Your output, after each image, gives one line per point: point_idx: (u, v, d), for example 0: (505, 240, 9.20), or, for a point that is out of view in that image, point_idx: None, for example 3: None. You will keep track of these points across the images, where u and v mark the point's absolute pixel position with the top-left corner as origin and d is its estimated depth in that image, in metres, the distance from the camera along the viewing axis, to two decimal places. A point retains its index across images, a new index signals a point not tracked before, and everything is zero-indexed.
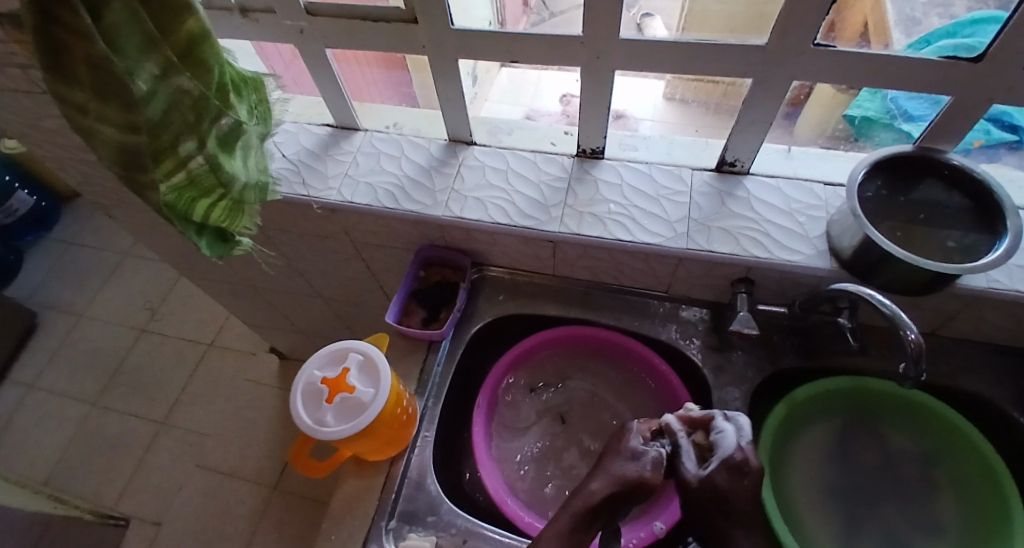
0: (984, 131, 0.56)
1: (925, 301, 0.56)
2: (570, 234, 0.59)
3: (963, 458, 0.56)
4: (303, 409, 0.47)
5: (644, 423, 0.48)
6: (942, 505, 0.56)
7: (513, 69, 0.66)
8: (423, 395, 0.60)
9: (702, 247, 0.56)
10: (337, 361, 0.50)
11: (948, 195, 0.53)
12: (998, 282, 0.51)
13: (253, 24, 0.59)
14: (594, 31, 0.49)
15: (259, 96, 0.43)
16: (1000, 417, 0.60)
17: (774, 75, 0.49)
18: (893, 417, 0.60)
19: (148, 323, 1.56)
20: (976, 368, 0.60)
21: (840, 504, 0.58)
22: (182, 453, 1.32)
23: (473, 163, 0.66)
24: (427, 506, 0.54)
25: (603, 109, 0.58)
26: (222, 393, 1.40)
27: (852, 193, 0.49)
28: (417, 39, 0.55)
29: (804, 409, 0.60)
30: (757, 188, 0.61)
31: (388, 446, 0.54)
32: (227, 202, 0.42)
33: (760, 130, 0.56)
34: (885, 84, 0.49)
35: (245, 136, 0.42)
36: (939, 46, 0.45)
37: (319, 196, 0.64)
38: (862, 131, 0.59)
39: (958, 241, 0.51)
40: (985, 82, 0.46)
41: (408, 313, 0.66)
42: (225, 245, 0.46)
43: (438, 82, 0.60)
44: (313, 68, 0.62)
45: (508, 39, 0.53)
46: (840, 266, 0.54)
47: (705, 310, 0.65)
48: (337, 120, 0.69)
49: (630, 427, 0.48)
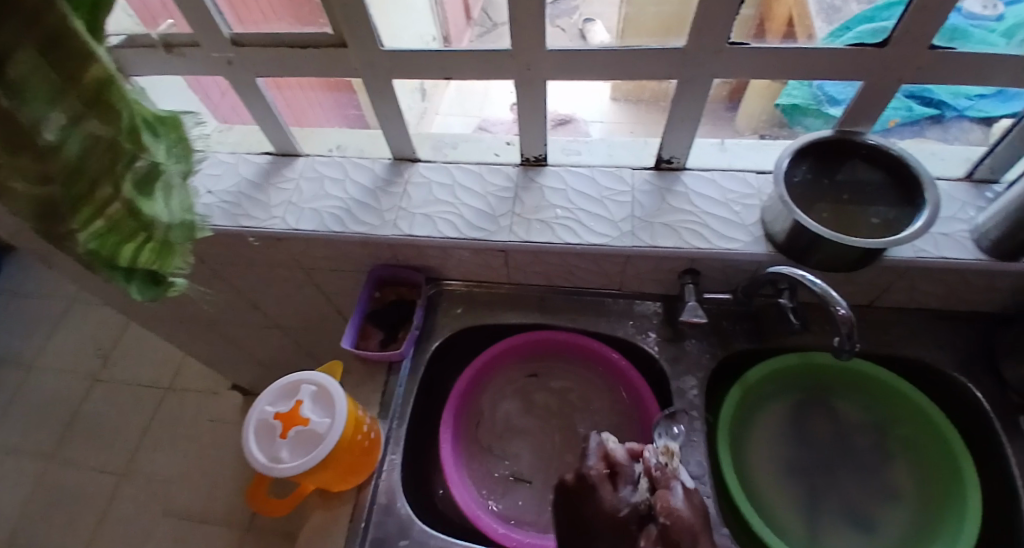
0: (904, 108, 0.59)
1: (858, 276, 0.59)
2: (520, 242, 0.60)
3: (911, 423, 0.60)
4: (257, 447, 0.45)
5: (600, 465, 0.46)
6: (897, 470, 0.59)
7: (460, 82, 0.66)
8: (387, 418, 0.60)
9: (646, 244, 0.58)
10: (290, 394, 0.49)
11: (870, 173, 0.56)
12: (924, 251, 0.55)
13: (179, 58, 0.57)
14: (522, 43, 0.50)
15: (180, 135, 0.41)
16: (942, 379, 0.63)
17: (698, 73, 0.51)
18: (844, 391, 0.63)
19: (103, 370, 1.49)
20: (915, 335, 0.64)
21: (802, 478, 0.60)
22: (148, 501, 1.26)
23: (419, 179, 0.66)
24: (398, 529, 0.54)
25: (541, 117, 0.59)
26: (187, 435, 1.35)
27: (778, 180, 0.52)
28: (349, 62, 0.55)
29: (760, 389, 0.62)
30: (694, 181, 0.63)
31: (352, 474, 0.53)
32: (153, 244, 0.40)
33: (690, 127, 0.58)
34: (801, 74, 0.51)
35: (165, 177, 0.40)
36: (858, 32, 0.48)
37: (262, 225, 0.63)
38: (792, 118, 0.62)
39: (882, 217, 0.54)
40: (889, 67, 0.49)
41: (366, 336, 0.65)
42: (157, 287, 0.45)
43: (375, 102, 0.60)
44: (247, 97, 0.61)
45: (442, 56, 0.53)
46: (775, 250, 0.56)
47: (659, 304, 0.67)
48: (276, 147, 0.68)
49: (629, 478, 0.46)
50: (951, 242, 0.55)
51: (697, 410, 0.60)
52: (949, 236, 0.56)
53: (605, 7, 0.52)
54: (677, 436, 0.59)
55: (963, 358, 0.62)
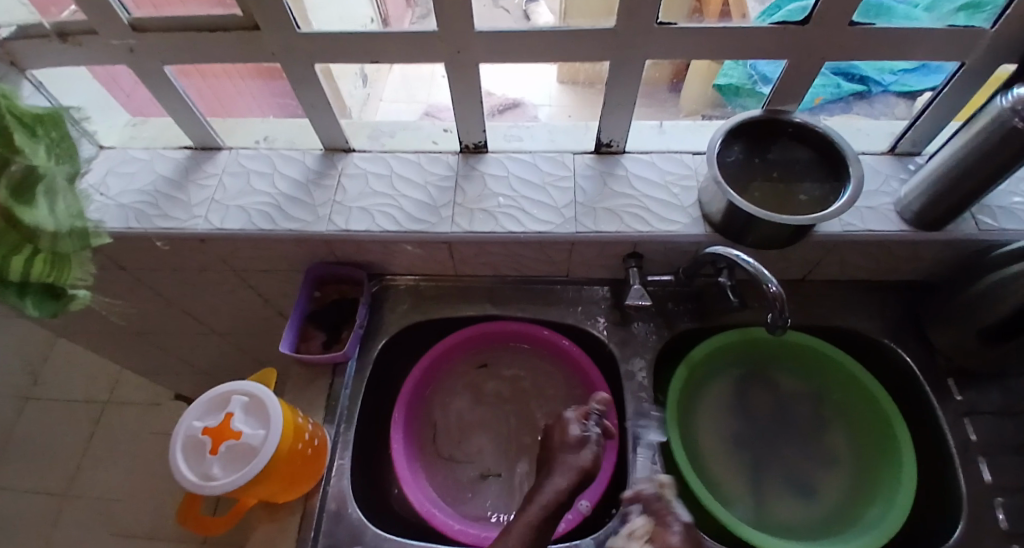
0: (833, 86, 0.62)
1: (792, 252, 0.61)
2: (462, 233, 0.58)
3: (845, 390, 0.63)
4: (184, 466, 0.42)
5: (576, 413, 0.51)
6: (834, 435, 0.63)
7: (403, 66, 0.63)
8: (333, 422, 0.58)
9: (589, 229, 0.58)
10: (221, 406, 0.46)
11: (798, 151, 0.57)
12: (850, 226, 0.57)
13: (76, 47, 0.52)
14: (451, 26, 0.48)
15: (62, 133, 0.37)
16: (871, 345, 0.67)
17: (631, 55, 0.51)
18: (784, 363, 0.66)
19: (30, 388, 1.38)
20: (846, 305, 0.67)
21: (748, 450, 0.63)
22: (91, 524, 1.19)
23: (354, 172, 0.63)
24: (350, 535, 0.52)
25: (477, 102, 0.57)
26: (130, 451, 1.27)
27: (712, 161, 0.52)
28: (266, 47, 0.51)
29: (705, 366, 0.64)
30: (634, 164, 0.63)
31: (297, 484, 0.50)
32: (44, 255, 0.37)
33: (627, 110, 0.58)
34: (731, 55, 0.52)
35: (48, 179, 0.35)
36: (788, 10, 0.49)
37: (183, 227, 0.58)
38: (732, 99, 0.62)
39: (810, 194, 0.56)
40: (811, 45, 0.50)
41: (307, 338, 0.62)
42: (56, 301, 0.41)
43: (300, 91, 0.57)
44: (156, 88, 0.57)
45: (367, 40, 0.50)
46: (713, 230, 0.57)
47: (606, 288, 0.68)
48: (196, 142, 0.64)
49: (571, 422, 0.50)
50: (876, 215, 0.58)
51: (646, 391, 0.61)
52: (874, 209, 0.59)
53: None
54: (626, 418, 0.60)
55: (889, 324, 0.66)
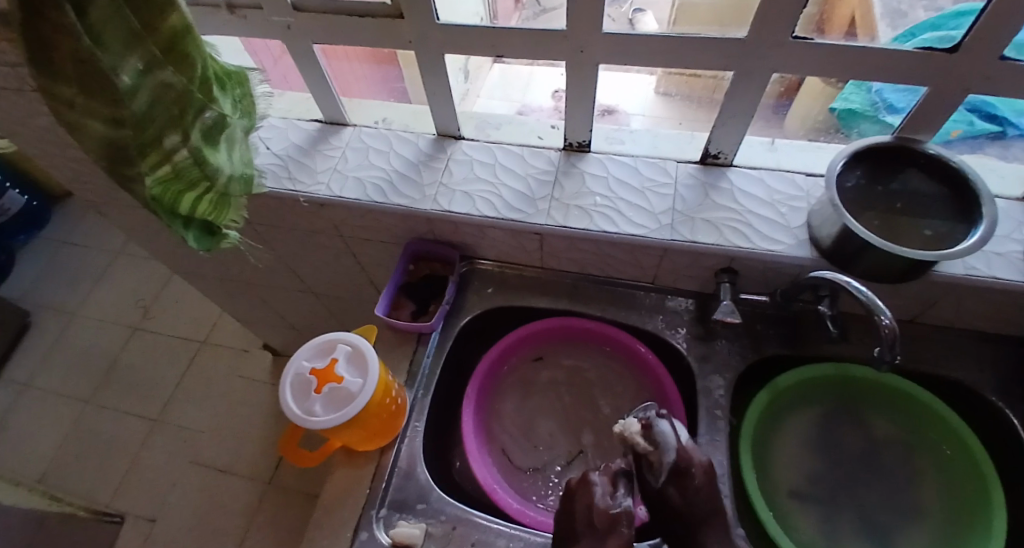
0: (965, 122, 0.57)
1: (903, 289, 0.57)
2: (557, 227, 0.60)
3: (944, 443, 0.58)
4: (292, 399, 0.47)
5: (602, 475, 0.48)
6: (924, 490, 0.58)
7: (505, 66, 0.66)
8: (413, 386, 0.61)
9: (685, 238, 0.57)
10: (326, 352, 0.50)
11: (927, 183, 0.54)
12: (975, 269, 0.53)
13: (240, 20, 0.59)
14: (578, 25, 0.50)
15: (244, 90, 0.43)
16: (979, 403, 0.61)
17: (756, 67, 0.50)
18: (876, 406, 0.62)
19: (142, 321, 1.56)
20: (957, 355, 0.61)
21: (824, 488, 0.59)
22: (176, 449, 1.32)
23: (461, 157, 0.66)
24: (417, 493, 0.55)
25: (589, 102, 0.59)
26: (216, 390, 1.40)
27: (830, 184, 0.50)
28: (403, 34, 0.56)
29: (787, 395, 0.61)
30: (740, 179, 0.62)
31: (376, 437, 0.54)
32: (212, 195, 0.42)
33: (741, 123, 0.57)
34: (865, 76, 0.50)
35: (229, 130, 0.42)
36: (924, 38, 0.47)
37: (308, 191, 0.64)
38: (846, 123, 0.60)
39: (935, 230, 0.52)
40: (960, 72, 0.47)
41: (398, 306, 0.66)
42: (211, 238, 0.46)
43: (425, 76, 0.60)
44: (301, 63, 0.63)
45: (495, 34, 0.53)
46: (819, 255, 0.55)
47: (691, 301, 0.66)
48: (325, 116, 0.70)
49: (593, 480, 0.47)
50: (1004, 261, 0.53)
51: (721, 410, 0.60)
52: (1002, 255, 0.54)
53: None
54: (698, 434, 0.59)
55: (1008, 384, 0.59)
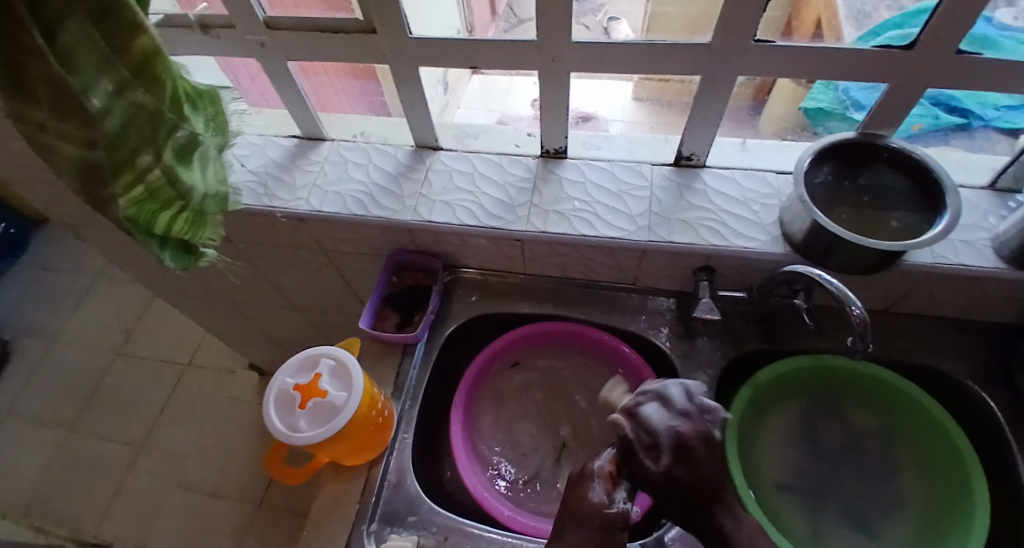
0: (930, 116, 0.59)
1: (875, 280, 0.59)
2: (536, 232, 0.61)
3: (921, 429, 0.59)
4: (276, 416, 0.47)
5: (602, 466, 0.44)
6: (906, 477, 0.59)
7: (483, 76, 0.68)
8: (400, 398, 0.61)
9: (662, 239, 0.58)
10: (310, 367, 0.50)
11: (893, 177, 0.56)
12: (942, 258, 0.54)
13: (214, 39, 0.59)
14: (548, 34, 0.51)
15: (216, 109, 0.43)
16: (954, 388, 0.62)
17: (722, 70, 0.52)
18: (856, 396, 0.63)
19: (125, 344, 1.53)
20: (931, 343, 0.63)
21: (809, 480, 0.60)
22: (164, 473, 1.30)
23: (439, 167, 0.67)
24: (407, 505, 0.55)
25: (564, 109, 0.60)
26: (203, 411, 1.38)
27: (798, 180, 0.52)
28: (378, 49, 0.56)
29: (770, 390, 0.62)
30: (713, 179, 0.63)
31: (364, 450, 0.54)
32: (187, 213, 0.42)
33: (712, 125, 0.58)
34: (827, 75, 0.51)
35: (202, 148, 0.42)
36: (887, 37, 0.48)
37: (287, 206, 0.64)
38: (817, 121, 0.61)
39: (901, 221, 0.54)
40: (916, 69, 0.49)
41: (382, 318, 0.66)
42: (188, 256, 0.46)
43: (402, 89, 0.61)
44: (277, 80, 0.63)
45: (468, 45, 0.54)
46: (792, 250, 0.56)
47: (672, 300, 0.67)
48: (304, 131, 0.70)
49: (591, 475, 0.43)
50: (969, 249, 0.55)
51: None
52: (968, 243, 0.55)
53: (632, 4, 0.52)
54: None
55: (981, 369, 0.61)
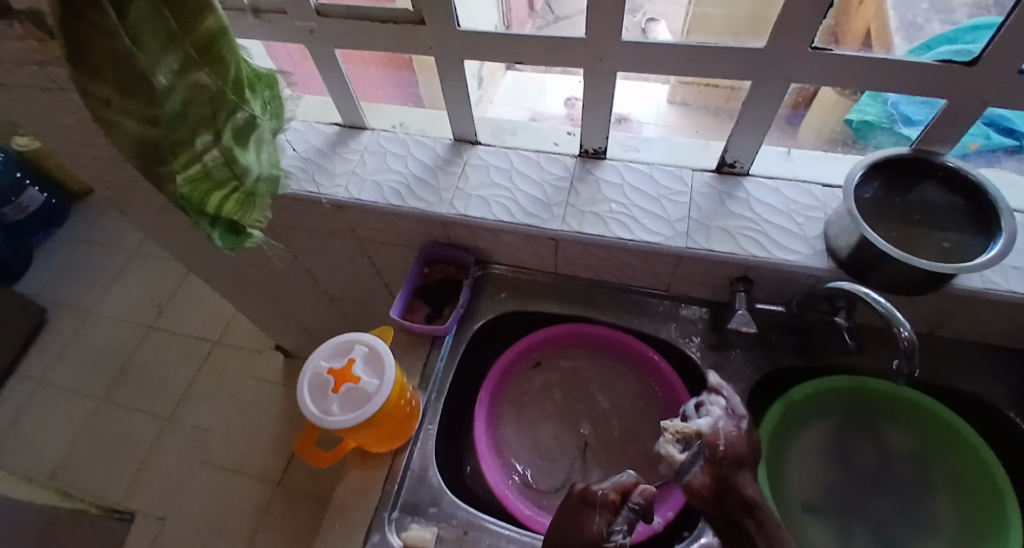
0: (982, 135, 0.57)
1: (921, 301, 0.57)
2: (572, 232, 0.60)
3: (963, 458, 0.57)
4: (310, 399, 0.47)
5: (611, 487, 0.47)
6: (939, 505, 0.57)
7: (518, 73, 0.67)
8: (426, 389, 0.61)
9: (701, 246, 0.57)
10: (343, 353, 0.51)
11: (946, 196, 0.53)
12: (994, 283, 0.52)
13: (264, 24, 0.60)
14: (597, 32, 0.50)
15: (272, 92, 0.44)
16: (996, 417, 0.60)
17: (774, 77, 0.50)
18: (891, 419, 0.61)
19: (156, 320, 1.58)
20: (975, 369, 0.61)
21: (839, 502, 0.59)
22: (187, 448, 1.33)
23: (477, 162, 0.67)
24: (429, 497, 0.55)
25: (606, 109, 0.59)
26: (227, 390, 1.41)
27: (848, 194, 0.50)
28: (424, 40, 0.57)
29: (801, 407, 0.61)
30: (756, 188, 0.62)
31: (391, 438, 0.54)
32: (239, 195, 0.43)
33: (758, 132, 0.57)
34: (884, 87, 0.50)
35: (258, 132, 0.43)
36: (940, 51, 0.46)
37: (326, 193, 0.65)
38: (861, 133, 0.60)
39: (953, 242, 0.51)
40: (981, 84, 0.47)
41: (412, 309, 0.67)
42: (236, 237, 0.47)
43: (444, 82, 0.61)
44: (322, 68, 0.64)
45: (514, 40, 0.54)
46: (836, 266, 0.54)
47: (705, 309, 0.66)
48: (345, 120, 0.71)
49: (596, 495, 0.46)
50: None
51: None
52: (1021, 269, 0.53)
53: (673, 7, 0.52)
54: None
55: None
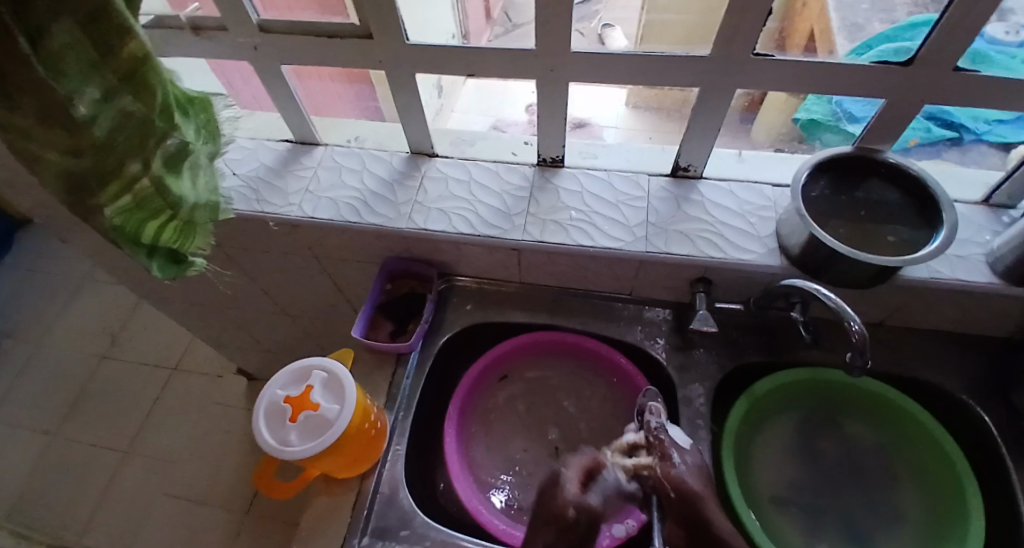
0: (924, 129, 0.60)
1: (871, 293, 0.59)
2: (534, 242, 0.60)
3: (920, 445, 0.59)
4: (266, 430, 0.46)
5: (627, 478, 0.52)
6: (901, 491, 0.59)
7: (478, 82, 0.67)
8: (393, 409, 0.60)
9: (660, 250, 0.58)
10: (301, 379, 0.49)
11: (888, 192, 0.56)
12: (937, 272, 0.55)
13: (206, 41, 0.58)
14: (548, 43, 0.50)
15: (208, 116, 0.42)
16: (953, 403, 0.63)
17: (721, 82, 0.52)
18: (852, 409, 0.63)
19: (110, 348, 1.50)
20: (925, 356, 0.63)
21: (806, 493, 0.60)
22: (148, 481, 1.27)
23: (436, 175, 0.66)
24: (399, 520, 0.54)
25: (561, 117, 0.59)
26: (190, 417, 1.36)
27: (796, 194, 0.52)
28: (375, 54, 0.56)
29: (766, 402, 0.62)
30: (711, 191, 0.63)
31: (357, 462, 0.53)
32: (176, 223, 0.41)
33: (709, 136, 0.58)
34: (824, 89, 0.51)
35: (193, 157, 0.41)
36: (879, 50, 0.48)
37: (279, 212, 0.63)
38: (809, 133, 0.61)
39: (898, 236, 0.54)
40: (913, 84, 0.49)
41: (376, 326, 0.65)
42: (177, 266, 0.45)
43: (397, 95, 0.60)
44: (270, 84, 0.62)
45: (465, 52, 0.54)
46: (790, 263, 0.56)
47: (668, 311, 0.67)
48: (297, 136, 0.69)
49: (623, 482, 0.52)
50: (964, 264, 0.55)
51: (702, 419, 0.60)
52: (966, 258, 0.56)
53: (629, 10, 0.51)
54: None
55: (974, 381, 0.62)
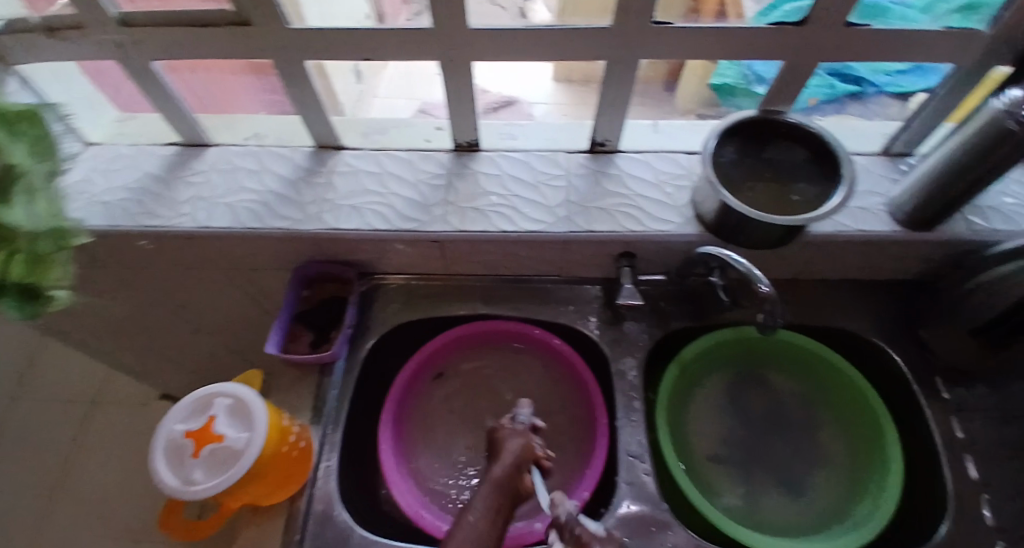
0: (828, 87, 0.62)
1: (785, 252, 0.61)
2: (454, 232, 0.58)
3: (839, 390, 0.63)
4: (166, 471, 0.42)
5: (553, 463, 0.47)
6: (826, 435, 0.63)
7: (399, 62, 0.61)
8: (320, 424, 0.57)
9: (582, 229, 0.57)
10: (202, 410, 0.46)
11: (792, 151, 0.57)
12: (843, 226, 0.57)
13: (58, 42, 0.51)
14: (444, 22, 0.47)
15: (39, 131, 0.39)
16: (866, 347, 0.66)
17: (626, 54, 0.50)
18: (777, 364, 0.66)
19: (16, 387, 1.36)
20: (840, 306, 0.67)
21: (740, 450, 0.63)
22: (77, 523, 1.17)
23: (343, 169, 0.62)
24: (336, 537, 0.51)
25: (469, 100, 0.56)
26: (118, 450, 1.26)
27: (704, 162, 0.52)
28: (255, 43, 0.50)
29: (696, 365, 0.64)
30: (628, 164, 0.63)
31: (280, 486, 0.50)
32: (24, 258, 0.37)
33: (621, 109, 0.57)
34: (726, 55, 0.51)
35: (24, 177, 0.37)
36: (786, 11, 0.49)
37: (170, 225, 0.57)
38: (727, 97, 0.62)
39: (802, 195, 0.55)
40: (807, 44, 0.49)
41: (295, 338, 0.61)
42: (36, 303, 0.41)
43: (288, 86, 0.55)
44: (142, 83, 0.55)
45: (357, 36, 0.49)
46: (706, 230, 0.56)
47: (599, 287, 0.67)
48: (184, 138, 0.63)
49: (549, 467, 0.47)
50: (868, 215, 0.58)
51: (637, 391, 0.61)
52: (865, 210, 0.58)
53: None
54: (617, 418, 0.59)
55: (883, 325, 0.65)
